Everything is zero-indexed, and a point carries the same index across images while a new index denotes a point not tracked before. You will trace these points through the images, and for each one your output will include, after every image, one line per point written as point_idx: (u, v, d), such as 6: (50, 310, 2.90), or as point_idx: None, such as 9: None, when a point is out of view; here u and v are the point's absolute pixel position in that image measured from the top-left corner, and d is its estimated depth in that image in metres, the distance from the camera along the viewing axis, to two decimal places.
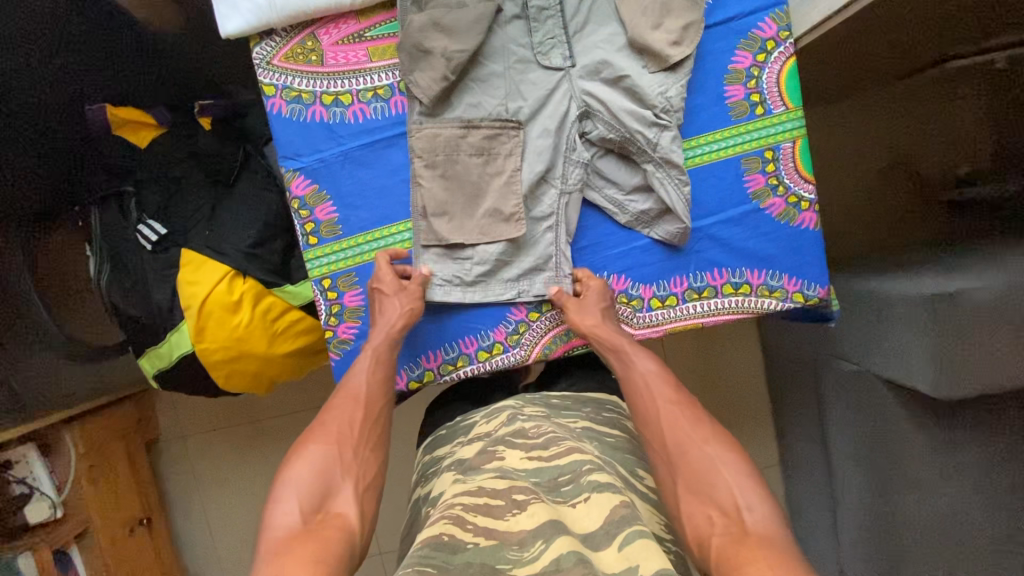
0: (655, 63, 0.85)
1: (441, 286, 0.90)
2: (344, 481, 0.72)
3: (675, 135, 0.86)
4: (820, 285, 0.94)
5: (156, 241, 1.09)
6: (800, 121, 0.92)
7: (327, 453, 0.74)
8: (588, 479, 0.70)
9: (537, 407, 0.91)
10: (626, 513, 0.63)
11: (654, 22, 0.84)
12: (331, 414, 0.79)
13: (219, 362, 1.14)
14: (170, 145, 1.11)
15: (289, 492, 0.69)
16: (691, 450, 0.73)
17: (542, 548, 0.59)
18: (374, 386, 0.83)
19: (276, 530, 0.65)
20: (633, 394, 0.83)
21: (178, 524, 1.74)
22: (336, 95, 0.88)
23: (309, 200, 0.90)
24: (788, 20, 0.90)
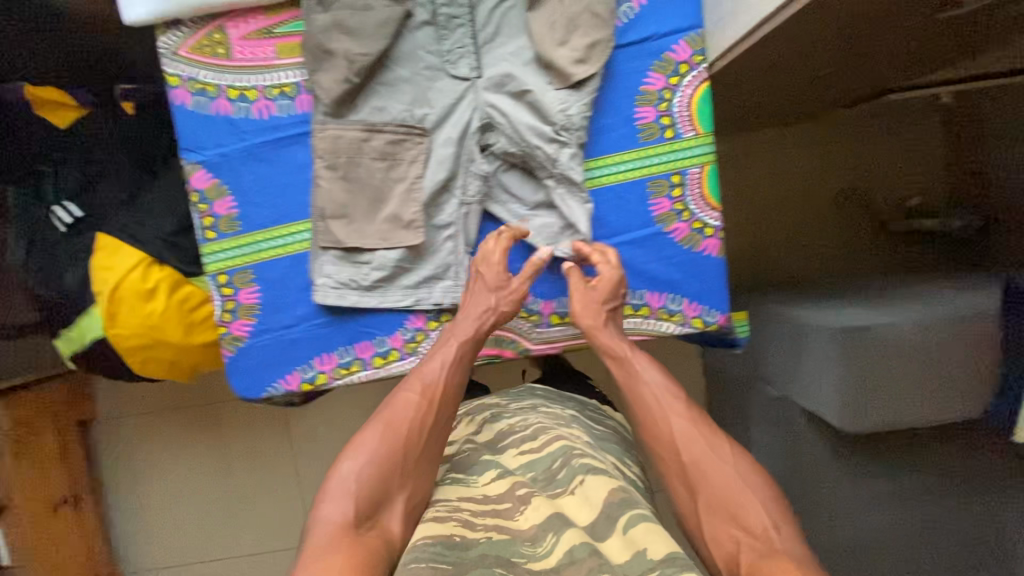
0: (560, 80, 0.85)
1: (321, 287, 0.89)
2: (399, 492, 0.73)
3: (574, 152, 0.87)
4: (720, 312, 0.94)
5: (72, 223, 1.10)
6: (710, 147, 0.91)
7: (386, 453, 0.74)
8: (579, 462, 0.74)
9: (524, 401, 0.94)
10: (624, 496, 0.68)
11: (560, 39, 0.84)
12: (400, 407, 0.78)
13: (133, 349, 1.14)
14: (92, 127, 1.10)
15: (342, 491, 0.71)
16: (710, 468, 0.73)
17: (554, 541, 0.64)
18: (449, 386, 0.82)
19: (325, 523, 0.69)
20: (641, 408, 0.80)
21: (111, 503, 1.75)
22: (241, 90, 0.87)
23: (209, 193, 0.89)
24: (703, 44, 0.89)
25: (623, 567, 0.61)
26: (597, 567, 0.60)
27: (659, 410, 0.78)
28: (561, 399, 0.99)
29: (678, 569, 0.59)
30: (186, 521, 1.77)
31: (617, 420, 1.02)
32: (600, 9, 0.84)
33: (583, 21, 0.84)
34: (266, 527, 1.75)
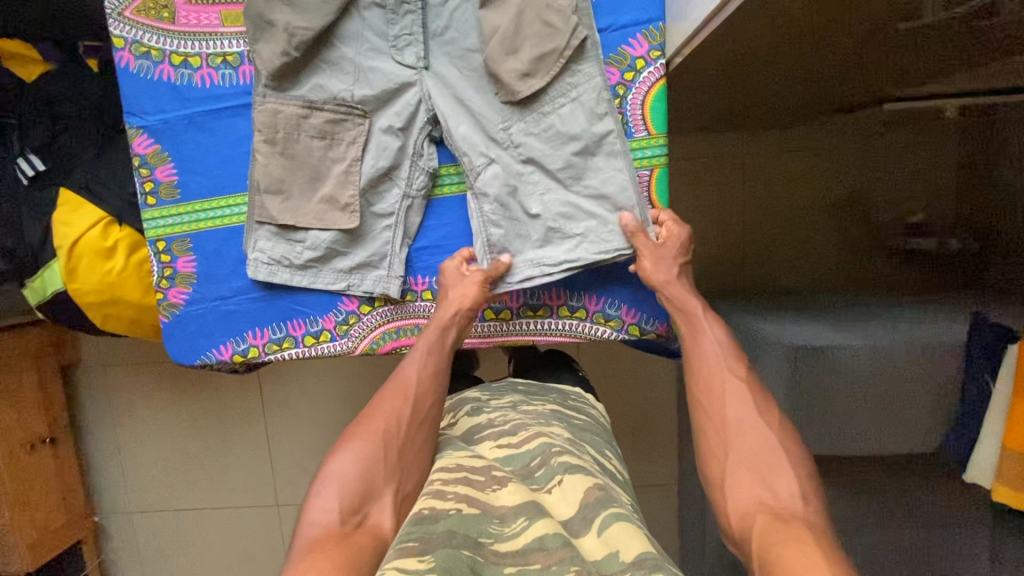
0: (505, 93, 0.84)
1: (254, 261, 0.90)
2: (386, 486, 0.71)
3: (497, 170, 0.86)
4: (660, 322, 0.91)
5: (33, 176, 1.11)
6: (663, 149, 0.88)
7: (372, 450, 0.74)
8: (557, 461, 0.74)
9: (504, 398, 0.97)
10: (599, 495, 0.67)
11: (510, 48, 0.81)
12: (379, 409, 0.79)
13: (92, 305, 1.16)
14: (55, 82, 1.10)
15: (332, 489, 0.70)
16: (749, 430, 0.71)
17: (524, 525, 0.63)
18: (426, 383, 0.83)
19: (313, 526, 0.66)
20: (698, 370, 0.79)
21: (90, 445, 1.84)
22: (185, 57, 0.86)
23: (151, 159, 0.89)
24: (662, 39, 0.85)
25: (596, 565, 0.60)
26: (568, 559, 0.57)
27: (719, 375, 0.77)
28: (542, 393, 1.03)
29: (647, 570, 0.56)
30: (160, 470, 1.84)
31: (597, 408, 1.06)
32: (554, 19, 0.81)
33: (529, 27, 0.81)
34: (232, 484, 1.82)
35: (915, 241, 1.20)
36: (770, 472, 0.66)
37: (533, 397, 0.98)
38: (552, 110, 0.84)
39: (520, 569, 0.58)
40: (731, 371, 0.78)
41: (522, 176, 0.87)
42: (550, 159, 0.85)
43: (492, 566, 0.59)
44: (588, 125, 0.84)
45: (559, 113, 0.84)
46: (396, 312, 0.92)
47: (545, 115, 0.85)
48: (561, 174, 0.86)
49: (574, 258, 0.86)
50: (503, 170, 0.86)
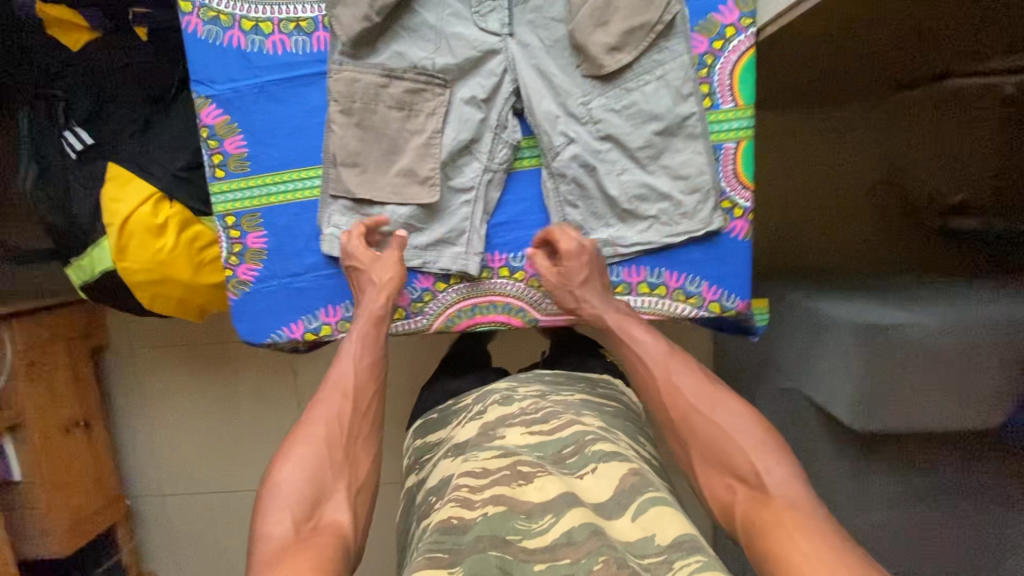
0: (589, 68, 0.81)
1: (329, 238, 0.87)
2: (337, 483, 0.68)
3: (577, 150, 0.84)
4: (740, 298, 0.90)
5: (82, 150, 1.07)
6: (749, 122, 0.85)
7: (317, 455, 0.69)
8: (591, 450, 0.73)
9: (530, 387, 0.92)
10: (634, 481, 0.66)
11: (599, 20, 0.78)
12: (318, 411, 0.74)
13: (142, 284, 1.13)
14: (102, 51, 1.07)
15: (280, 501, 0.64)
16: (694, 414, 0.73)
17: (552, 522, 0.61)
18: (364, 375, 0.79)
19: (269, 540, 0.61)
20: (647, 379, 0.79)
21: (121, 428, 1.82)
22: (256, 22, 0.83)
23: (219, 129, 0.86)
24: (753, 6, 0.82)
25: (629, 546, 0.60)
26: (596, 548, 0.57)
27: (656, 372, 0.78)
28: (570, 380, 0.98)
29: (688, 552, 0.58)
30: (192, 453, 1.83)
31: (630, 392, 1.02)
32: None
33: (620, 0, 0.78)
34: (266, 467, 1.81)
35: (960, 221, 1.12)
36: (720, 448, 0.69)
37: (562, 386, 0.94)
38: (636, 87, 0.82)
39: (552, 565, 0.57)
40: (659, 371, 0.78)
41: (600, 153, 0.84)
42: (629, 139, 0.84)
43: (522, 563, 0.58)
44: (672, 105, 0.82)
45: (644, 91, 0.82)
46: (472, 289, 0.91)
47: (628, 91, 0.82)
48: (641, 153, 0.84)
49: (644, 241, 0.87)
50: (583, 148, 0.84)
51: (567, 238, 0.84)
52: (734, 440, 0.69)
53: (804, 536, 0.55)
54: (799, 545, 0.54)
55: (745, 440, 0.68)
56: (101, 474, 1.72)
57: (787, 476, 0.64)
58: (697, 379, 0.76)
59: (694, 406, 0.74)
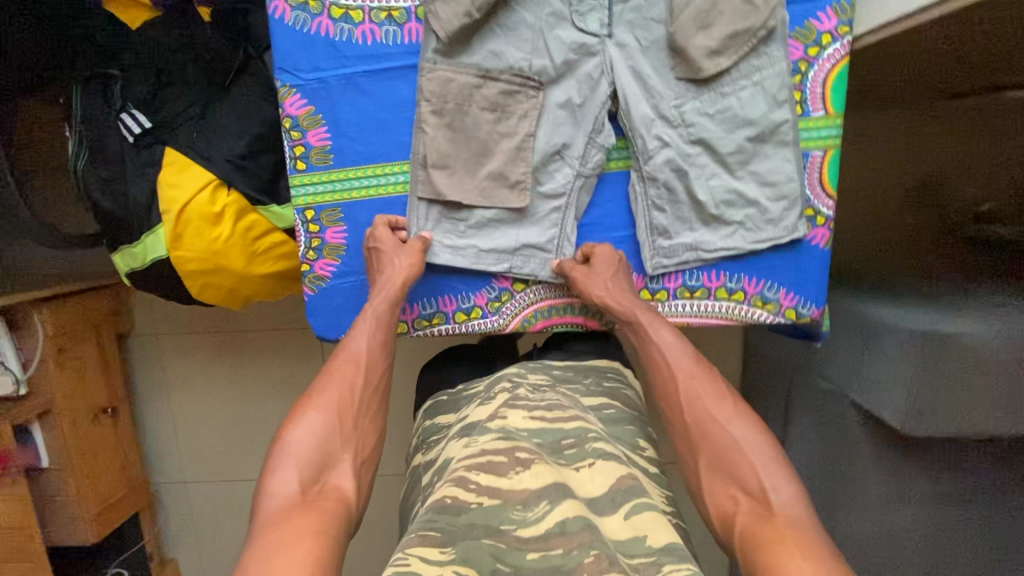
0: (686, 70, 0.80)
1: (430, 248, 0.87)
2: (345, 452, 0.69)
3: (671, 155, 0.83)
4: (816, 306, 0.90)
5: (140, 134, 1.03)
6: (838, 130, 0.86)
7: (326, 420, 0.70)
8: (592, 446, 0.70)
9: (539, 375, 0.91)
10: (631, 484, 0.65)
11: (702, 24, 0.78)
12: (329, 379, 0.75)
13: (194, 273, 1.11)
14: (162, 30, 1.03)
15: (291, 460, 0.65)
16: (710, 422, 0.70)
17: (547, 510, 0.59)
18: (377, 353, 0.79)
19: (274, 497, 0.62)
20: (666, 386, 0.76)
21: (141, 413, 1.79)
22: (346, 9, 0.80)
23: (303, 121, 0.83)
24: (852, 14, 0.81)
25: (620, 545, 0.59)
26: (588, 542, 0.55)
27: (679, 374, 0.75)
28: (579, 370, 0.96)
29: (677, 559, 0.57)
30: (215, 439, 1.80)
31: (633, 388, 0.97)
32: None
33: (726, 6, 0.77)
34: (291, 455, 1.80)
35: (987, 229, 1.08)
36: (733, 458, 0.67)
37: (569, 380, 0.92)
38: (732, 92, 0.81)
39: (545, 554, 0.56)
40: (678, 370, 0.76)
41: (690, 157, 0.84)
42: (722, 144, 0.83)
43: (515, 552, 0.57)
44: (767, 111, 0.82)
45: (740, 96, 0.81)
46: (551, 290, 0.91)
47: (724, 96, 0.82)
48: (730, 158, 0.84)
49: (729, 246, 0.87)
50: (676, 152, 0.83)
51: (604, 255, 0.86)
52: (744, 454, 0.67)
53: (806, 552, 0.54)
54: (797, 561, 0.53)
55: (755, 455, 0.66)
56: (126, 462, 1.68)
57: (793, 496, 0.62)
58: (714, 388, 0.73)
59: (711, 414, 0.71)
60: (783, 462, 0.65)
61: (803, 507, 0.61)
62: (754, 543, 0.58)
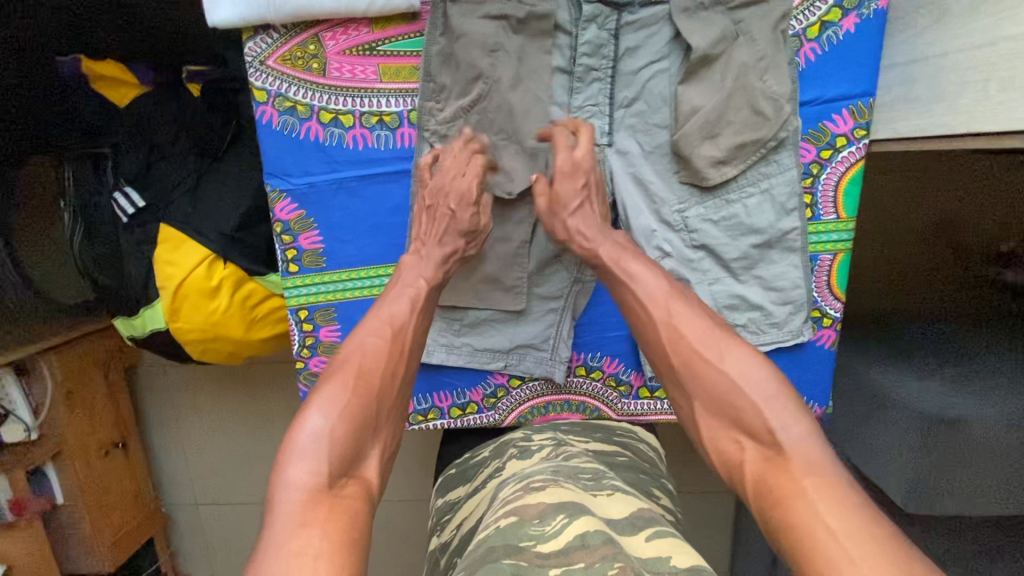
0: (689, 176, 0.76)
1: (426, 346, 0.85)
2: (372, 446, 0.58)
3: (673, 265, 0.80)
4: (818, 404, 0.89)
5: (133, 214, 1.01)
6: (849, 234, 0.82)
7: (355, 403, 0.58)
8: (610, 482, 0.65)
9: (546, 436, 0.81)
10: (650, 514, 0.60)
11: (708, 134, 0.73)
12: (363, 350, 0.63)
13: (194, 341, 1.09)
14: (153, 106, 1.01)
15: (313, 449, 0.53)
16: (700, 362, 0.60)
17: (563, 524, 0.53)
18: (418, 334, 0.68)
19: (297, 489, 0.51)
20: (650, 339, 0.64)
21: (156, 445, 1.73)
22: (336, 114, 0.77)
23: (294, 224, 0.81)
24: (870, 117, 0.76)
25: (645, 563, 0.51)
26: (611, 555, 0.49)
27: (679, 322, 0.62)
28: (586, 428, 0.85)
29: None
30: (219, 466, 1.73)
31: (647, 443, 0.86)
32: (763, 106, 0.72)
33: (734, 116, 0.73)
34: None
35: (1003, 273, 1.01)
36: (734, 405, 0.57)
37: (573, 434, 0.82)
38: (738, 200, 0.77)
39: (567, 570, 0.48)
40: (657, 310, 0.64)
41: (692, 262, 0.81)
42: (727, 250, 0.80)
43: (536, 570, 0.49)
44: (775, 219, 0.78)
45: (746, 204, 0.78)
46: (546, 387, 0.89)
47: (729, 203, 0.78)
48: (735, 264, 0.81)
49: None
50: (678, 260, 0.81)
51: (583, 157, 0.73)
52: (743, 390, 0.56)
53: (831, 505, 0.47)
54: (824, 520, 0.46)
55: (754, 390, 0.56)
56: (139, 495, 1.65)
57: (804, 434, 0.53)
58: (713, 325, 0.62)
59: (699, 352, 0.60)
60: (788, 390, 0.56)
61: (816, 440, 0.52)
62: (771, 507, 0.50)
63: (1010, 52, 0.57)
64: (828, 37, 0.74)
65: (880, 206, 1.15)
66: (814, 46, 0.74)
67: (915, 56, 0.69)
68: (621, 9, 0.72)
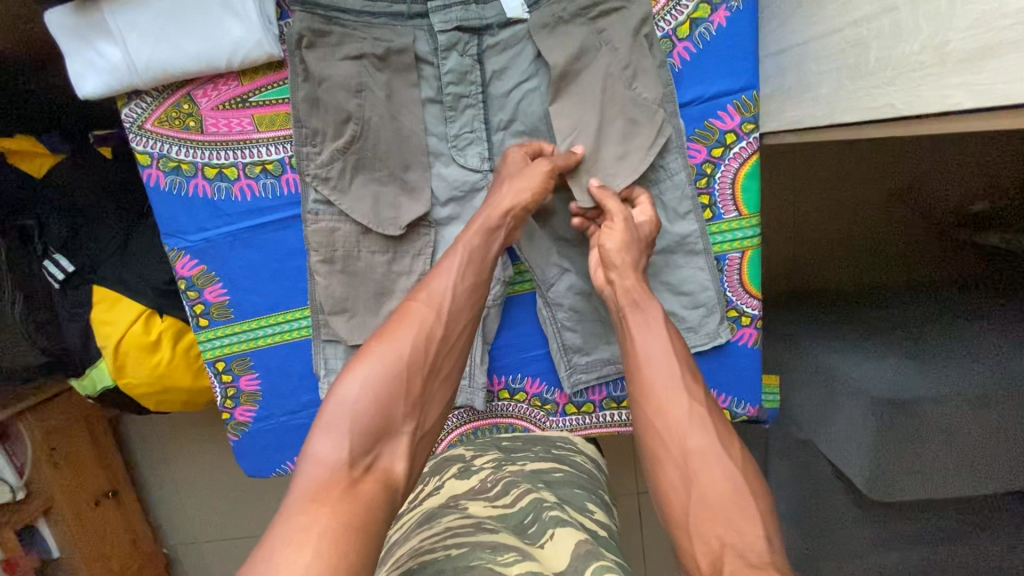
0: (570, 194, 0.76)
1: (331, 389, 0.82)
2: (406, 424, 0.57)
3: (573, 280, 0.80)
4: (751, 404, 0.85)
5: (64, 279, 1.02)
6: (755, 230, 0.79)
7: (386, 375, 0.57)
8: (550, 515, 0.60)
9: (485, 458, 0.76)
10: (590, 548, 0.54)
11: (584, 150, 0.72)
12: (401, 323, 0.61)
13: (145, 395, 1.08)
14: (69, 172, 1.02)
15: (338, 422, 0.54)
16: (715, 453, 0.55)
17: (515, 559, 0.51)
18: (462, 301, 0.65)
19: (321, 465, 0.51)
20: (660, 410, 0.59)
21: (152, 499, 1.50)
22: (220, 168, 0.78)
23: (197, 280, 0.82)
24: (756, 110, 0.74)
25: None
26: None
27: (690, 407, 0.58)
28: (525, 444, 0.81)
29: None
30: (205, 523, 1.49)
31: (587, 455, 0.83)
32: (635, 116, 0.71)
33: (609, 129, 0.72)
34: None
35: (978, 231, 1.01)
36: (732, 508, 0.51)
37: (515, 455, 0.77)
38: None
39: None
40: (671, 377, 0.60)
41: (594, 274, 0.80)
42: None
43: None
44: (668, 224, 0.77)
45: None
46: (472, 413, 0.88)
47: None
48: None
49: None
50: (577, 274, 0.80)
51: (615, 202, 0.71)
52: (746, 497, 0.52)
53: None
54: None
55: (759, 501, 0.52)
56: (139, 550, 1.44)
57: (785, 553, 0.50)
58: (716, 416, 0.58)
59: (703, 442, 0.56)
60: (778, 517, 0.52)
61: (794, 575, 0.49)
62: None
63: (856, 38, 0.53)
64: (700, 34, 0.72)
65: (789, 198, 1.11)
66: (686, 46, 0.73)
67: (783, 46, 0.66)
68: (481, 33, 0.73)
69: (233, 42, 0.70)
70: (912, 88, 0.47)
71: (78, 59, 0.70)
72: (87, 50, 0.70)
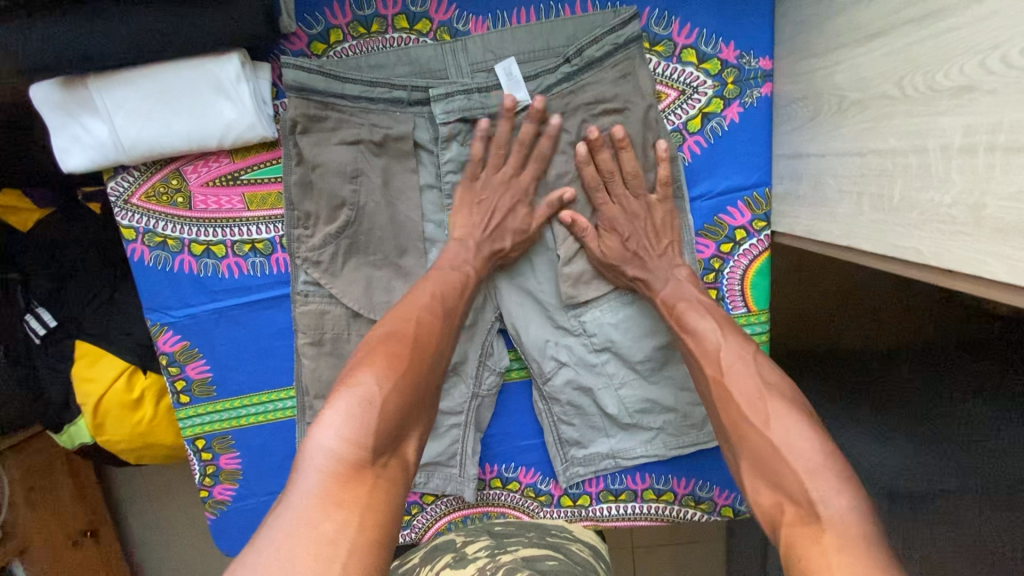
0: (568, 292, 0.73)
1: None
2: (414, 428, 0.56)
3: (570, 375, 0.76)
4: None
5: (46, 333, 0.98)
6: (764, 327, 0.75)
7: (406, 379, 0.55)
8: None
9: (476, 546, 0.69)
10: None
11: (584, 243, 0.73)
12: (416, 328, 0.60)
13: (125, 451, 1.03)
14: (55, 227, 0.99)
15: (360, 415, 0.50)
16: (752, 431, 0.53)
17: None
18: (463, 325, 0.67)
19: (335, 458, 0.47)
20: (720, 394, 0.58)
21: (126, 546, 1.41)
22: (207, 245, 0.74)
23: (180, 356, 0.78)
24: (768, 207, 0.71)
25: None
26: None
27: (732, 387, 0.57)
28: (519, 530, 0.75)
29: None
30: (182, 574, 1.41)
31: (587, 544, 0.76)
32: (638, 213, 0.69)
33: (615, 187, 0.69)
34: None
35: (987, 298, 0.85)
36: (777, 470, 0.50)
37: (507, 541, 0.71)
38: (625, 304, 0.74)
39: None
40: (710, 365, 0.60)
41: (595, 366, 0.76)
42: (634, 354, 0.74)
43: None
44: None
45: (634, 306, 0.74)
46: (461, 500, 0.83)
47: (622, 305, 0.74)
48: (640, 367, 0.75)
49: (649, 454, 0.78)
50: (576, 368, 0.76)
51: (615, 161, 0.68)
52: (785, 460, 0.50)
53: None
54: None
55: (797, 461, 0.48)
56: None
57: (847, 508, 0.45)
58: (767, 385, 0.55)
59: (747, 415, 0.54)
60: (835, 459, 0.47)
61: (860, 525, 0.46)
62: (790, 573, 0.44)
63: (880, 167, 0.50)
64: (712, 128, 0.70)
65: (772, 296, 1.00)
66: (697, 140, 0.70)
67: (798, 151, 0.64)
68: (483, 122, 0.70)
69: (224, 123, 0.68)
70: (942, 239, 0.44)
71: (63, 133, 0.67)
72: (72, 125, 0.67)
